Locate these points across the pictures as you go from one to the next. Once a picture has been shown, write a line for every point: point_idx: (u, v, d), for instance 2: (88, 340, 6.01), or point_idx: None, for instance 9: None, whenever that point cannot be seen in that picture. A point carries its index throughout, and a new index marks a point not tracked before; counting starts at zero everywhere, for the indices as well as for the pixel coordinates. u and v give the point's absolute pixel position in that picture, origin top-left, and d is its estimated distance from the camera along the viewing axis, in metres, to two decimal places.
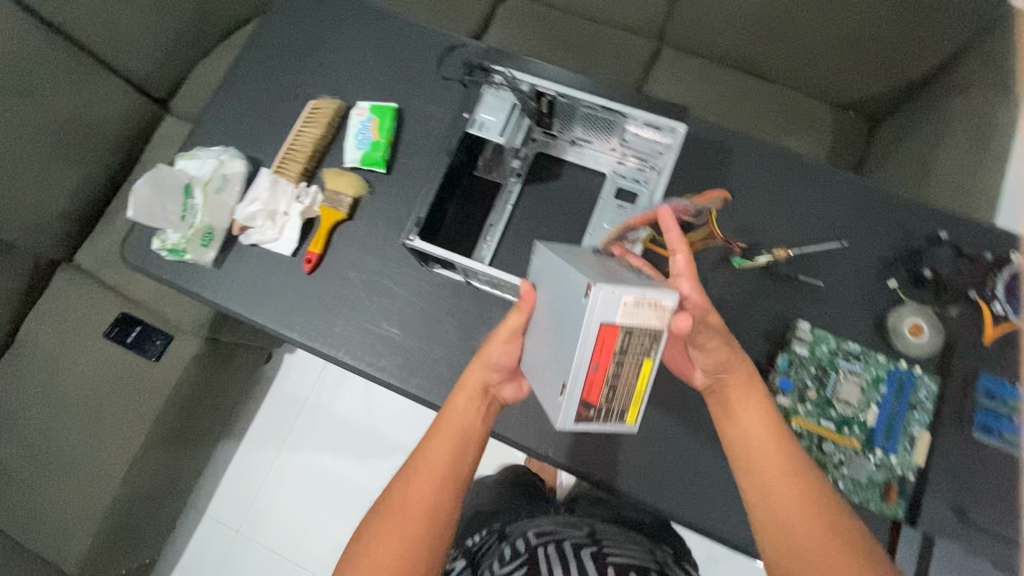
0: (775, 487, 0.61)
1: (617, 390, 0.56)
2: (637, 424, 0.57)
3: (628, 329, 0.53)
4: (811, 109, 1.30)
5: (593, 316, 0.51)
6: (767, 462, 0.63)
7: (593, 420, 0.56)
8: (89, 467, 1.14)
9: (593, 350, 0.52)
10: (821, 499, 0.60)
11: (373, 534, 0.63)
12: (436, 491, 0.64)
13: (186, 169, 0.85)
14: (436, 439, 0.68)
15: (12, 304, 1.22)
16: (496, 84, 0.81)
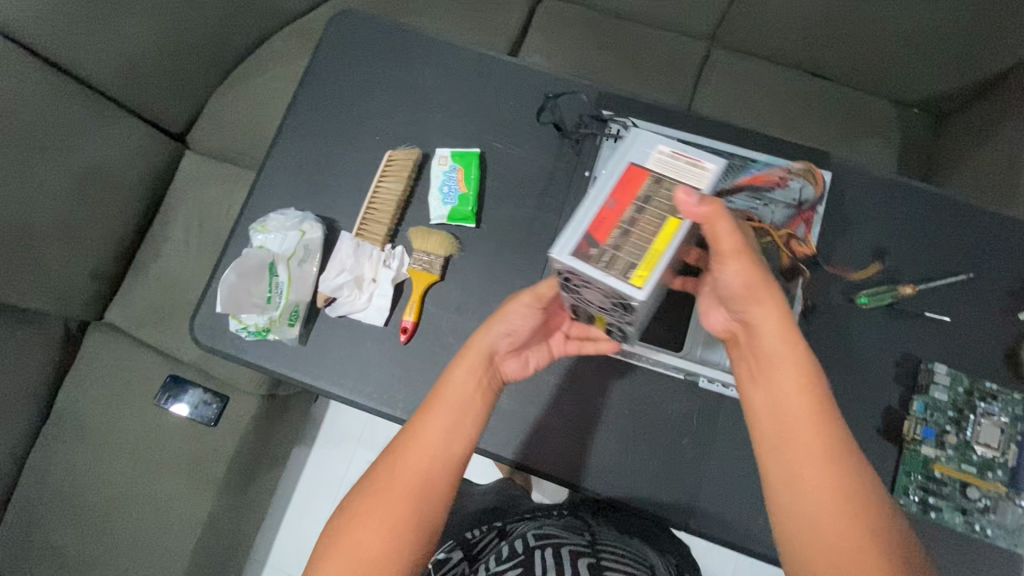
0: (807, 466, 0.53)
1: (632, 237, 0.48)
2: (644, 286, 0.46)
3: (657, 178, 0.51)
4: (874, 112, 1.20)
5: (625, 153, 0.51)
6: (800, 435, 0.55)
7: (593, 262, 0.47)
8: (156, 543, 1.08)
9: (615, 182, 0.50)
10: (859, 489, 0.52)
11: (354, 512, 0.56)
12: (431, 471, 0.57)
13: (266, 244, 0.78)
14: (434, 412, 0.60)
15: (44, 374, 1.12)
16: (614, 135, 0.80)
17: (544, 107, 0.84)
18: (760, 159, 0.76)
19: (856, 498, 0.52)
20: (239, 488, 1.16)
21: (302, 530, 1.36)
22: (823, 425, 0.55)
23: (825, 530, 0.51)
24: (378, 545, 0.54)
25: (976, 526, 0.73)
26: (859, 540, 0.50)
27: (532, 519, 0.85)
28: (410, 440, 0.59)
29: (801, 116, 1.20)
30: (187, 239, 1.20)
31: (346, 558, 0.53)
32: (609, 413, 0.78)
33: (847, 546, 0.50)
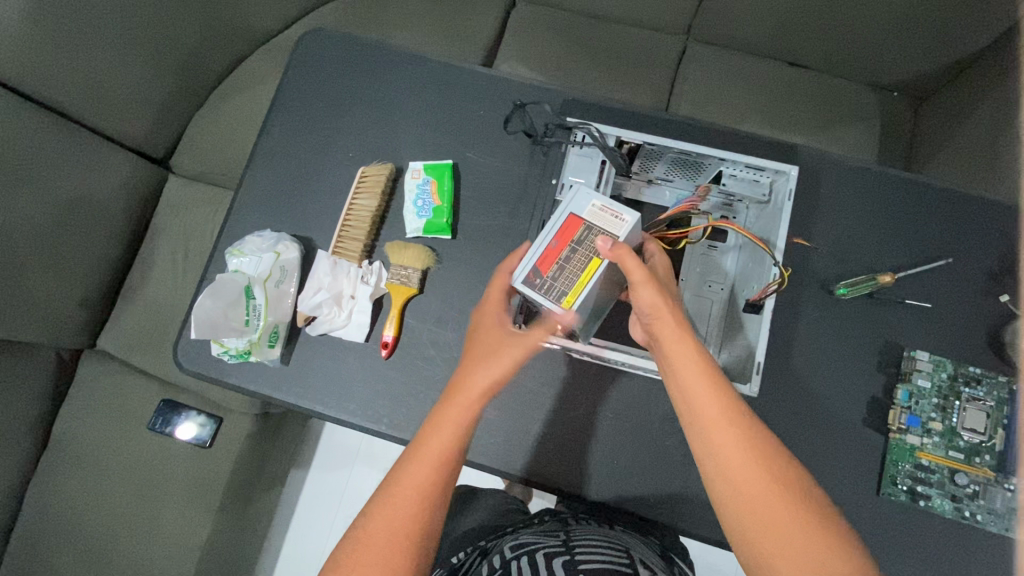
0: (724, 456, 0.56)
1: (566, 271, 0.62)
2: (570, 309, 0.61)
3: (590, 225, 0.63)
4: (854, 99, 1.19)
5: (567, 206, 0.65)
6: (712, 425, 0.57)
7: (535, 288, 0.63)
8: (157, 567, 1.08)
9: (557, 228, 0.64)
10: (771, 466, 0.55)
11: (348, 559, 0.55)
12: (424, 511, 0.57)
13: (242, 268, 0.80)
14: (416, 457, 0.59)
15: (40, 404, 1.13)
16: (579, 142, 0.75)
17: (512, 116, 0.83)
18: (730, 159, 0.72)
19: (772, 475, 0.55)
20: (239, 507, 1.17)
21: (305, 545, 1.37)
22: (732, 413, 0.57)
23: (755, 513, 0.54)
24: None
25: (966, 512, 0.73)
26: (782, 516, 0.53)
27: (513, 531, 0.84)
28: (394, 484, 0.58)
29: (781, 107, 1.19)
30: (175, 263, 1.21)
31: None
32: (595, 417, 0.78)
33: (774, 526, 0.53)
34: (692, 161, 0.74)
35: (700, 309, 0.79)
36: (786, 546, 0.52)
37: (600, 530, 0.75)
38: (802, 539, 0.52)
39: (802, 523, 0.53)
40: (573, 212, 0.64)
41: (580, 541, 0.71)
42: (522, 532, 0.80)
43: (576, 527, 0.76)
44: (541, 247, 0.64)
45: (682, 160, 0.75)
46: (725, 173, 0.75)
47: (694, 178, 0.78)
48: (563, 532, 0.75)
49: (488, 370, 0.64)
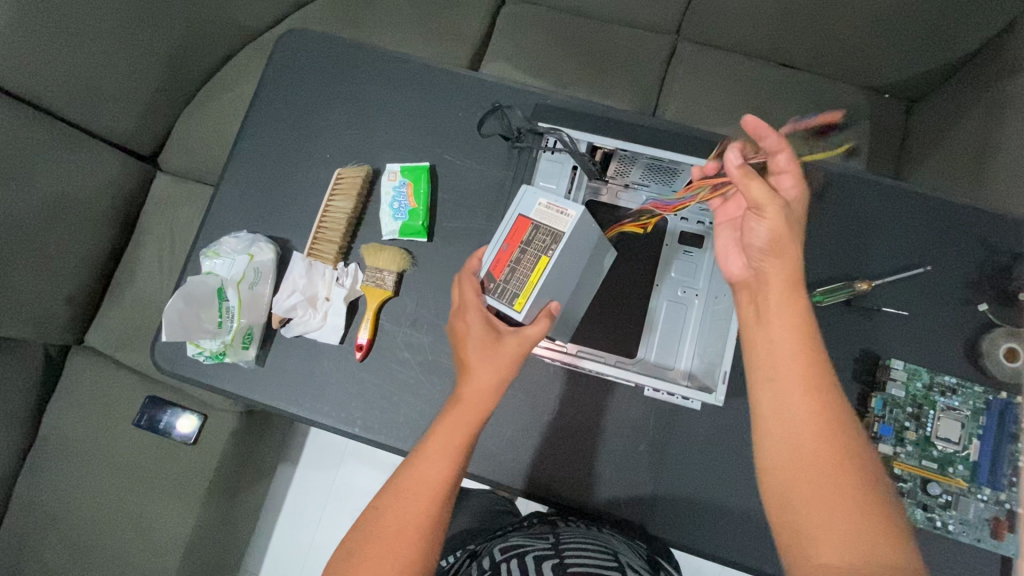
0: (798, 424, 0.54)
1: (516, 274, 0.66)
2: (521, 310, 0.65)
3: (538, 225, 0.67)
4: (844, 101, 1.17)
5: (516, 209, 0.69)
6: (795, 392, 0.55)
7: (491, 294, 0.68)
8: (142, 560, 1.10)
9: (507, 232, 0.68)
10: (843, 442, 0.53)
11: (360, 551, 0.57)
12: (432, 506, 0.59)
13: (215, 270, 0.80)
14: (432, 453, 0.62)
15: (28, 399, 1.14)
16: (550, 148, 0.76)
17: (486, 118, 0.83)
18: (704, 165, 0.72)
19: (840, 450, 0.53)
20: (224, 504, 1.18)
21: (293, 539, 1.39)
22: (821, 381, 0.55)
23: (813, 486, 0.52)
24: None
25: (938, 522, 0.73)
26: (836, 494, 0.51)
27: (502, 535, 0.82)
28: (406, 483, 0.60)
29: (770, 109, 1.17)
30: (161, 260, 1.21)
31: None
32: (569, 422, 0.78)
33: (830, 501, 0.51)
34: (666, 168, 0.75)
35: (676, 317, 0.77)
36: (838, 528, 0.50)
37: (589, 533, 0.74)
38: (860, 520, 0.50)
39: (858, 502, 0.51)
40: (520, 213, 0.68)
41: (569, 545, 0.70)
42: (512, 535, 0.79)
43: (565, 531, 0.75)
44: (493, 252, 0.68)
45: (657, 166, 0.75)
46: None
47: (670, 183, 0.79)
48: (553, 536, 0.74)
49: (491, 366, 0.65)
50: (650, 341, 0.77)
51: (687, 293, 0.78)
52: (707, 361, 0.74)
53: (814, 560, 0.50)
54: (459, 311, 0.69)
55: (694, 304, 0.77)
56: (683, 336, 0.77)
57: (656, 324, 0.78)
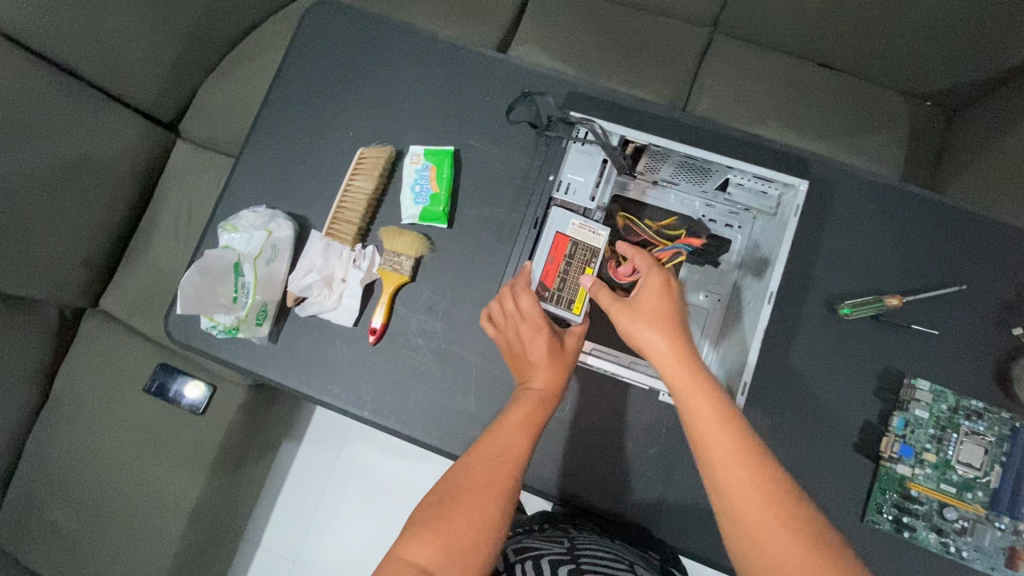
0: (732, 496, 0.52)
1: (568, 284, 0.71)
2: (581, 312, 0.70)
3: (575, 241, 0.72)
4: (884, 106, 1.13)
5: (550, 226, 0.72)
6: (724, 464, 0.53)
7: (547, 301, 0.70)
8: (148, 522, 1.11)
9: (549, 246, 0.71)
10: (781, 503, 0.51)
11: (449, 501, 0.58)
12: (515, 471, 0.60)
13: (232, 244, 0.79)
14: (512, 424, 0.63)
15: (41, 358, 1.16)
16: (582, 138, 0.73)
17: (514, 105, 0.81)
18: (736, 167, 0.70)
19: (781, 514, 0.51)
20: (229, 474, 1.19)
21: (296, 509, 1.41)
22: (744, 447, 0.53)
23: (765, 554, 0.50)
24: (474, 533, 0.56)
25: (952, 547, 0.71)
26: (792, 556, 0.49)
27: (514, 538, 0.82)
28: (487, 447, 0.61)
29: (805, 110, 1.14)
30: (177, 229, 1.21)
31: (444, 540, 0.55)
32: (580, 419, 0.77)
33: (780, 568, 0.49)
34: (698, 168, 0.74)
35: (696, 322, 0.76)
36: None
37: (604, 541, 0.75)
38: None
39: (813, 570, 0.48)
40: (558, 230, 0.71)
41: (585, 551, 0.71)
42: (524, 538, 0.81)
43: (579, 536, 0.77)
44: (538, 265, 0.71)
45: (688, 164, 0.73)
46: (732, 181, 0.74)
47: (699, 183, 0.76)
48: (567, 539, 0.75)
49: (549, 369, 0.67)
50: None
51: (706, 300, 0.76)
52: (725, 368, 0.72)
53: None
54: (518, 321, 0.68)
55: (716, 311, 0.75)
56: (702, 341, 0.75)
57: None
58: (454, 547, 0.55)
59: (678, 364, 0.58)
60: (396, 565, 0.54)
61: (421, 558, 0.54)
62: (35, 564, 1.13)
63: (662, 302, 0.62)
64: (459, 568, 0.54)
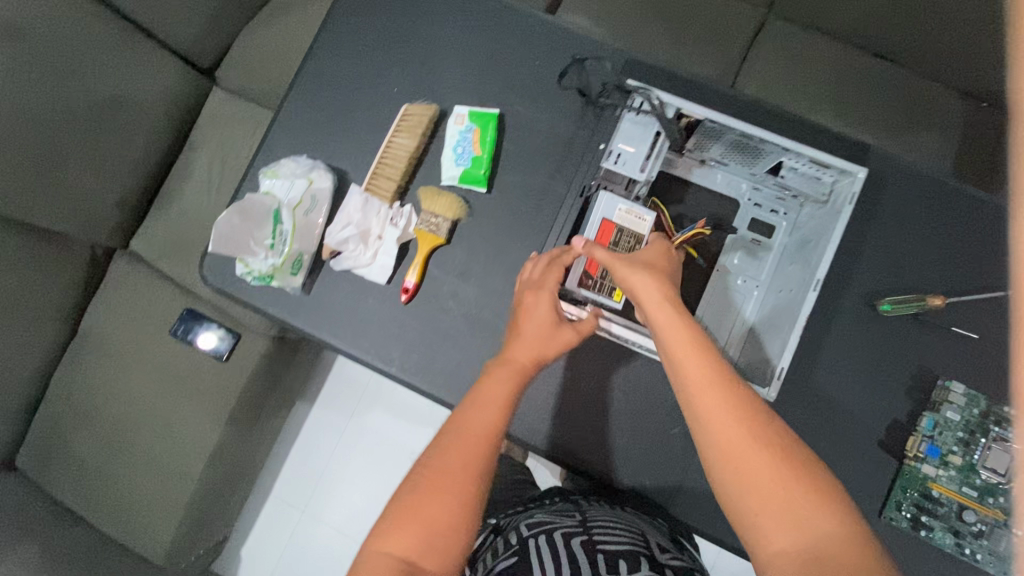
0: (708, 418, 0.54)
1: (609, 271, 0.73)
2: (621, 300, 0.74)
3: (621, 228, 0.70)
4: (939, 103, 1.08)
5: (596, 213, 0.70)
6: (698, 386, 0.56)
7: (591, 289, 0.73)
8: (169, 461, 1.14)
9: (594, 236, 0.70)
10: (757, 427, 0.54)
11: (424, 486, 0.57)
12: (491, 449, 0.59)
13: (273, 190, 0.80)
14: (484, 399, 0.61)
15: (72, 295, 1.17)
16: (637, 107, 0.70)
17: (567, 70, 0.79)
18: (793, 151, 0.68)
19: (760, 439, 0.53)
20: (248, 422, 1.22)
21: (309, 461, 1.45)
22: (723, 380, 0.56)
23: (739, 473, 0.53)
24: (450, 519, 0.55)
25: (966, 549, 0.71)
26: (771, 479, 0.52)
27: (526, 509, 0.83)
28: (462, 429, 0.59)
29: (857, 102, 1.09)
30: (210, 177, 1.21)
31: (423, 528, 0.54)
32: (604, 393, 0.79)
33: (759, 489, 0.52)
34: (748, 150, 0.72)
35: (727, 305, 0.76)
36: (771, 512, 0.51)
37: (614, 511, 0.76)
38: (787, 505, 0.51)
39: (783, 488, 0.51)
40: (604, 219, 0.69)
41: (596, 522, 0.72)
42: (535, 510, 0.80)
43: (590, 507, 0.77)
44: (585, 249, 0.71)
45: (741, 144, 0.71)
46: (785, 165, 0.72)
47: (749, 165, 0.75)
48: (579, 511, 0.76)
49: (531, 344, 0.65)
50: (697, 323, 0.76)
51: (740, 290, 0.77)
52: (757, 350, 0.72)
53: (767, 549, 0.51)
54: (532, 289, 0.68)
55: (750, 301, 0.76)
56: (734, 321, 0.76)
57: (708, 306, 0.77)
58: (433, 534, 0.54)
59: (665, 306, 0.60)
60: (374, 560, 0.54)
61: (401, 550, 0.54)
62: (58, 492, 1.17)
63: (656, 258, 0.66)
64: (440, 556, 0.54)
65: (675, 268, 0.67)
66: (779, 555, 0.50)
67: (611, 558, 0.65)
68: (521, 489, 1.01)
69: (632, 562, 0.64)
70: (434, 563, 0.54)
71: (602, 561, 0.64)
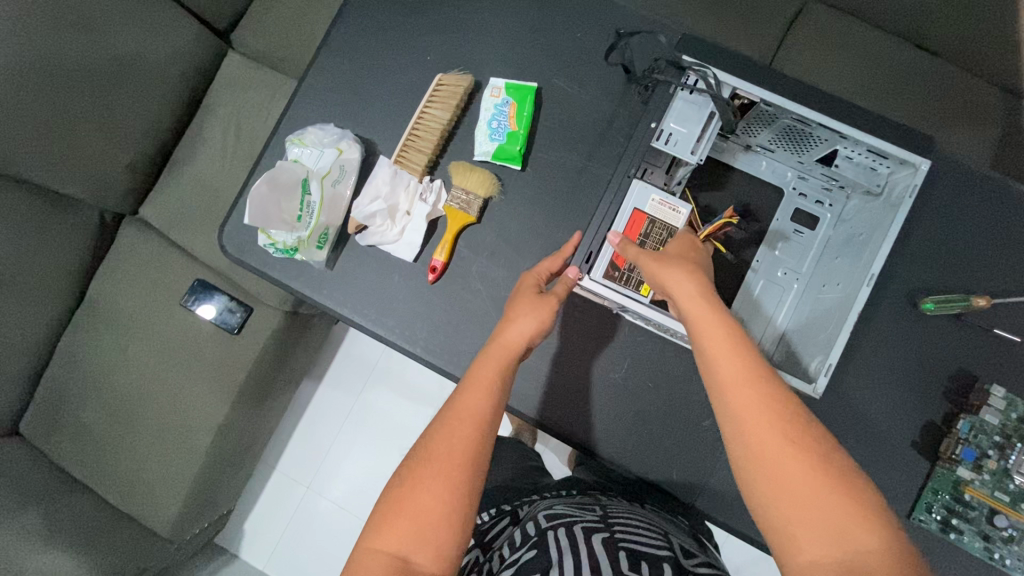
0: (742, 418, 0.53)
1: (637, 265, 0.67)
2: (648, 295, 0.66)
3: (653, 220, 0.67)
4: (987, 100, 0.97)
5: (629, 201, 0.67)
6: (732, 384, 0.54)
7: (617, 281, 0.67)
8: (177, 433, 1.13)
9: (625, 225, 0.66)
10: (792, 428, 0.52)
11: (411, 476, 0.55)
12: (476, 434, 0.57)
13: (301, 159, 0.76)
14: (471, 385, 0.61)
15: (80, 260, 1.14)
16: (690, 86, 0.66)
17: (614, 46, 0.76)
18: (851, 139, 0.65)
19: (798, 442, 0.51)
20: (257, 398, 1.20)
21: (315, 438, 1.44)
22: (755, 381, 0.54)
23: (772, 476, 0.50)
24: (440, 507, 0.53)
25: (995, 553, 0.70)
26: (807, 486, 0.49)
27: (542, 500, 0.80)
28: (449, 415, 0.59)
29: (898, 91, 0.97)
30: (223, 144, 1.17)
31: (411, 521, 0.53)
32: (633, 381, 0.77)
33: (793, 496, 0.49)
34: (799, 137, 0.70)
35: (767, 299, 0.74)
36: (808, 518, 0.48)
37: (635, 509, 0.73)
38: (824, 509, 0.48)
39: (822, 492, 0.49)
40: (637, 207, 0.66)
41: (618, 520, 0.69)
42: (552, 501, 0.77)
43: (611, 504, 0.74)
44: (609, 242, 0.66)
45: (794, 130, 0.69)
46: (839, 154, 0.70)
47: (797, 154, 0.74)
48: (599, 507, 0.73)
49: (526, 320, 0.65)
50: (738, 305, 0.74)
51: (780, 284, 0.74)
52: (799, 341, 0.69)
53: (799, 556, 0.48)
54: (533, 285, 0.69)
55: (791, 296, 0.74)
56: (775, 310, 0.73)
57: (748, 290, 0.74)
58: (420, 526, 0.52)
59: (703, 303, 0.59)
60: (369, 555, 0.52)
61: (394, 546, 0.52)
62: (62, 459, 1.15)
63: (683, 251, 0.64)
64: (433, 548, 0.52)
65: (705, 261, 0.65)
66: (809, 565, 0.48)
67: (634, 557, 0.61)
68: (535, 473, 1.00)
69: (656, 564, 0.61)
70: (428, 555, 0.52)
71: (624, 558, 0.60)
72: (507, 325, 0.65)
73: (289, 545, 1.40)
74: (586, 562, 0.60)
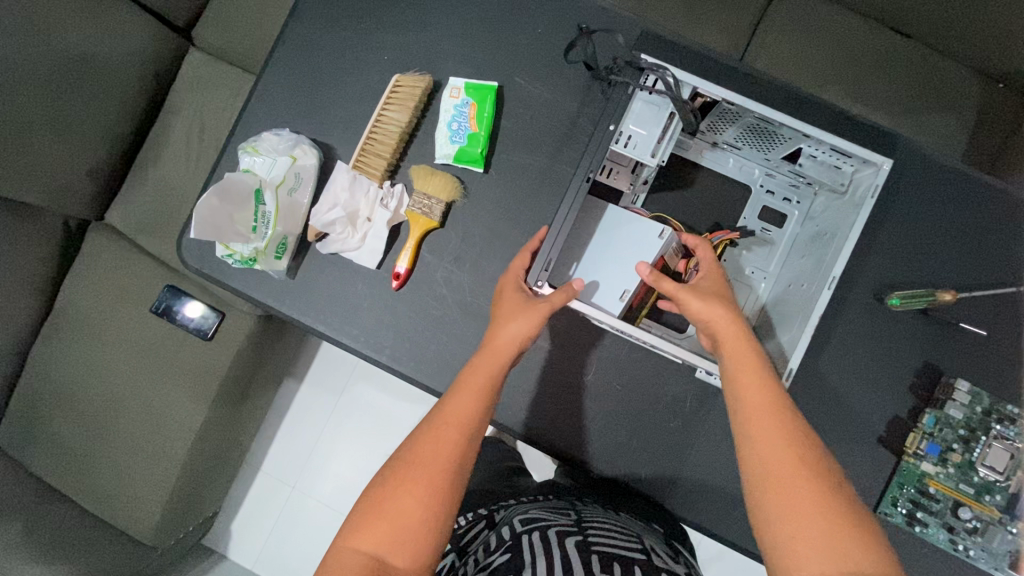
0: (760, 440, 0.54)
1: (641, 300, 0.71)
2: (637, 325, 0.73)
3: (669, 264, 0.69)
4: (958, 86, 0.95)
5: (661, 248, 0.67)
6: (754, 411, 0.55)
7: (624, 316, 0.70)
8: (155, 440, 1.12)
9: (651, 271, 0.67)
10: (803, 443, 0.53)
11: (393, 479, 0.54)
12: (464, 439, 0.56)
13: (254, 169, 0.74)
14: (461, 389, 0.59)
15: (46, 269, 1.12)
16: (649, 87, 0.65)
17: (574, 44, 0.74)
18: (814, 138, 0.64)
19: (805, 459, 0.52)
20: (234, 404, 1.18)
21: (297, 438, 1.44)
22: (776, 403, 0.55)
23: (780, 491, 0.51)
24: (422, 511, 0.52)
25: (959, 545, 0.70)
26: (807, 501, 0.50)
27: (518, 502, 0.79)
28: (434, 421, 0.57)
29: (871, 81, 0.95)
30: (188, 146, 1.14)
31: (390, 524, 0.52)
32: (601, 384, 0.76)
33: (794, 508, 0.50)
34: (762, 135, 0.69)
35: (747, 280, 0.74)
36: (808, 528, 0.49)
37: (610, 514, 0.73)
38: (823, 519, 0.49)
39: (824, 501, 0.50)
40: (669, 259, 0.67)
41: (592, 522, 0.69)
42: (529, 504, 0.77)
43: (585, 508, 0.73)
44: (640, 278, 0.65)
45: (758, 128, 0.67)
46: (803, 152, 0.69)
47: (764, 151, 0.72)
48: (574, 510, 0.72)
49: (519, 323, 0.62)
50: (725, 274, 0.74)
51: (755, 269, 0.74)
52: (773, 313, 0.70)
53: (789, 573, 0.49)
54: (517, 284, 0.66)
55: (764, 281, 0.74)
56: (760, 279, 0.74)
57: (732, 264, 0.75)
58: (399, 530, 0.52)
59: (737, 335, 0.59)
60: (346, 554, 0.52)
61: (373, 546, 0.52)
62: (39, 470, 1.13)
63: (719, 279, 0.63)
64: (409, 553, 0.51)
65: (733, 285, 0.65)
66: None
67: (605, 560, 0.62)
68: (513, 472, 1.01)
69: (629, 565, 0.61)
70: (406, 558, 0.51)
71: (597, 561, 0.61)
72: (497, 327, 0.63)
73: (275, 545, 1.41)
74: (561, 568, 0.59)
